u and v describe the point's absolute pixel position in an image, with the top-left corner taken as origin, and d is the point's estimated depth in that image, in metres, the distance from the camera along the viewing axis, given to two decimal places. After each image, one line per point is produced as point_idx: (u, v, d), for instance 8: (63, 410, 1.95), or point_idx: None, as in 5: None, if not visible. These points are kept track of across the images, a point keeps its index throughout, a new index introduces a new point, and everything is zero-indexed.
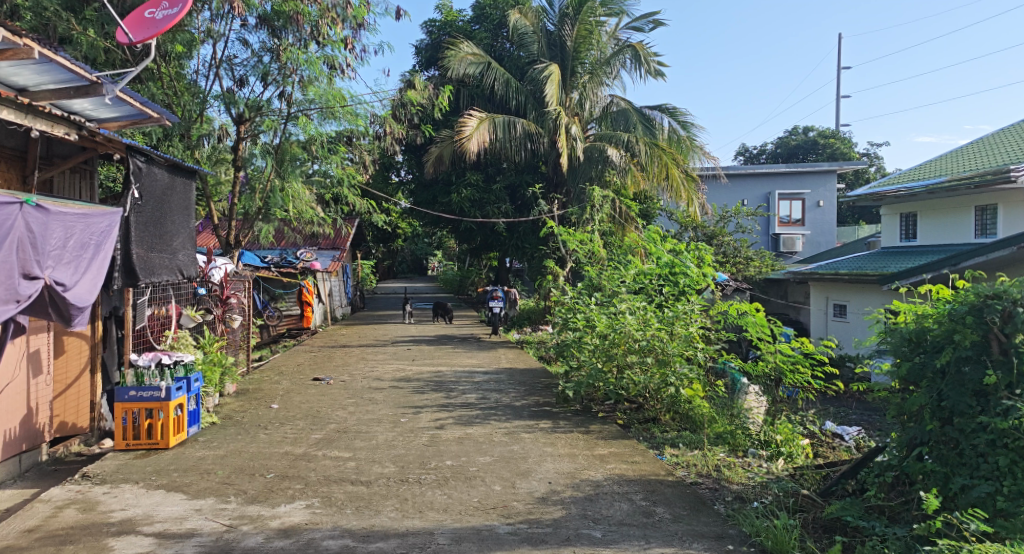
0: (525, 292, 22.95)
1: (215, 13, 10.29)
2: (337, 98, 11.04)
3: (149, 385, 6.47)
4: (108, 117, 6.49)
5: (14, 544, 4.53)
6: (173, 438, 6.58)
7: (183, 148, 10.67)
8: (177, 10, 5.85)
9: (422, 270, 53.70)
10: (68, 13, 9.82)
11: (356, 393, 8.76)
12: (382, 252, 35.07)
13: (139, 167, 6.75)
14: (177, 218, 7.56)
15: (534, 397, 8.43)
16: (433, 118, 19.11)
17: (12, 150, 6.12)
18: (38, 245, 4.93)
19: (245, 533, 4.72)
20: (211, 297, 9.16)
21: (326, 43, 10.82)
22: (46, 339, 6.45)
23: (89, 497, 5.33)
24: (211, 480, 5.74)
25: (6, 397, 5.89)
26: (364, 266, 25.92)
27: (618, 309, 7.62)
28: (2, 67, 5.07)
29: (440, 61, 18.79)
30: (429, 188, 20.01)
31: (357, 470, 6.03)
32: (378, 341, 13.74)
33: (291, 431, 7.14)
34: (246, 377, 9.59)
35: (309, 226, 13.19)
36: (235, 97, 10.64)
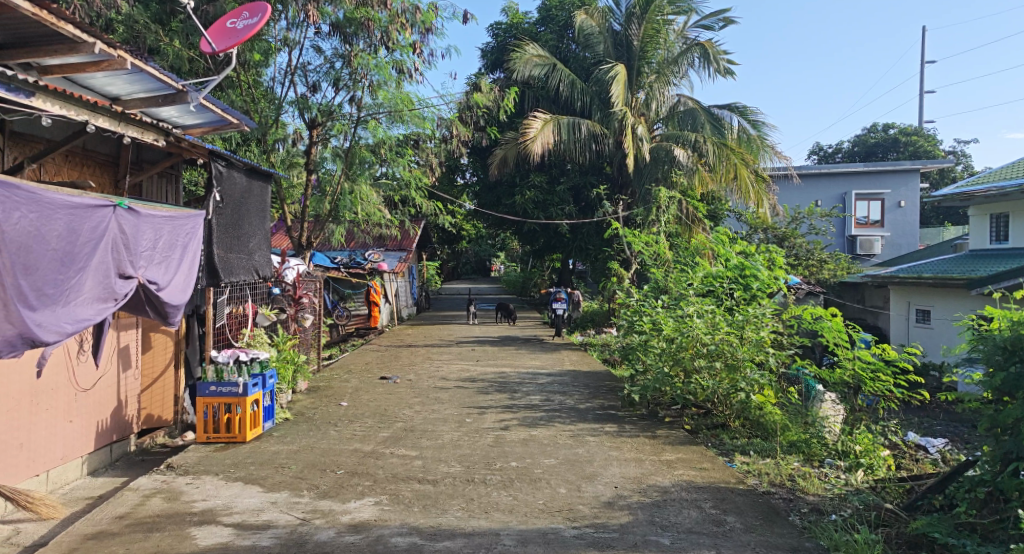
0: (588, 294, 22.82)
1: (291, 21, 10.64)
2: (405, 102, 11.25)
3: (229, 380, 6.77)
4: (191, 124, 6.86)
5: (106, 530, 4.78)
6: (250, 432, 6.83)
7: (260, 153, 11.07)
8: (258, 20, 6.10)
9: (486, 272, 54.17)
10: (157, 25, 10.32)
11: (422, 392, 8.88)
12: (446, 254, 35.55)
13: (220, 171, 7.04)
14: (254, 221, 7.85)
15: (599, 400, 8.36)
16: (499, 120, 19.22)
17: (106, 156, 6.47)
18: (130, 245, 5.23)
19: (317, 527, 4.85)
20: (285, 297, 9.46)
21: (394, 48, 11.05)
22: (135, 335, 6.82)
23: (173, 487, 5.59)
24: (285, 474, 5.94)
25: (99, 390, 6.27)
26: (430, 267, 26.27)
27: (686, 311, 7.48)
28: (98, 77, 5.49)
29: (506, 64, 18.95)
30: (493, 189, 20.13)
31: (423, 469, 6.11)
32: (443, 341, 13.90)
33: (360, 429, 7.30)
34: (317, 375, 9.86)
35: (376, 228, 13.44)
36: (309, 102, 11.01)
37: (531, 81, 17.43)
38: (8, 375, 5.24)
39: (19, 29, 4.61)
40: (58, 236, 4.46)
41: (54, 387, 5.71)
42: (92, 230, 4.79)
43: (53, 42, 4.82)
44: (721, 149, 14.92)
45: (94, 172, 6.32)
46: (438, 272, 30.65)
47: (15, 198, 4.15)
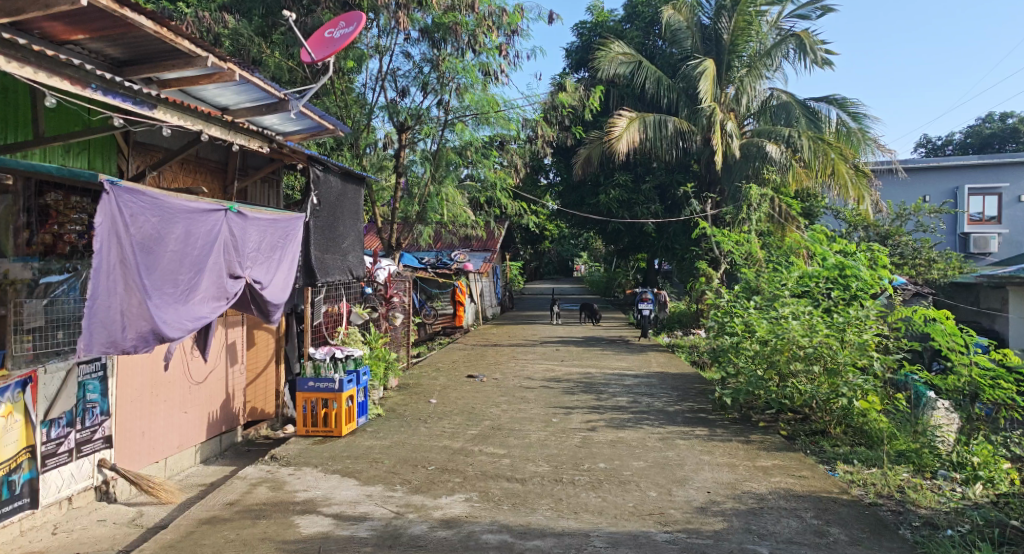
0: (674, 294, 22.38)
1: (382, 29, 10.97)
2: (491, 104, 11.46)
3: (325, 376, 7.05)
4: (292, 130, 7.20)
5: (218, 515, 5.06)
6: (346, 426, 7.08)
7: (352, 157, 11.46)
8: (354, 29, 6.33)
9: (568, 272, 54.06)
10: (260, 37, 10.88)
11: (509, 391, 8.95)
12: (529, 254, 35.74)
13: (317, 175, 7.35)
14: (349, 223, 8.14)
15: (688, 403, 8.18)
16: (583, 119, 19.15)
17: (216, 163, 6.87)
18: (238, 247, 5.57)
19: (411, 521, 4.98)
20: (376, 296, 9.75)
21: (481, 50, 11.24)
22: (241, 332, 7.25)
23: (277, 477, 5.88)
24: (380, 469, 6.12)
25: (210, 383, 6.72)
26: (513, 267, 26.48)
27: (781, 313, 7.20)
28: (210, 89, 5.85)
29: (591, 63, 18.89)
30: (577, 189, 20.10)
31: (512, 467, 6.15)
32: (527, 341, 13.96)
33: (449, 426, 7.43)
34: (407, 372, 10.11)
35: (462, 229, 13.64)
36: (398, 107, 11.31)
37: (617, 80, 17.35)
38: (132, 367, 5.70)
39: (145, 47, 4.94)
40: (177, 240, 4.79)
41: (171, 379, 6.17)
42: (205, 232, 5.10)
43: (172, 57, 5.15)
44: (816, 144, 14.28)
45: (207, 179, 6.74)
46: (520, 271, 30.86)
47: (141, 204, 4.45)
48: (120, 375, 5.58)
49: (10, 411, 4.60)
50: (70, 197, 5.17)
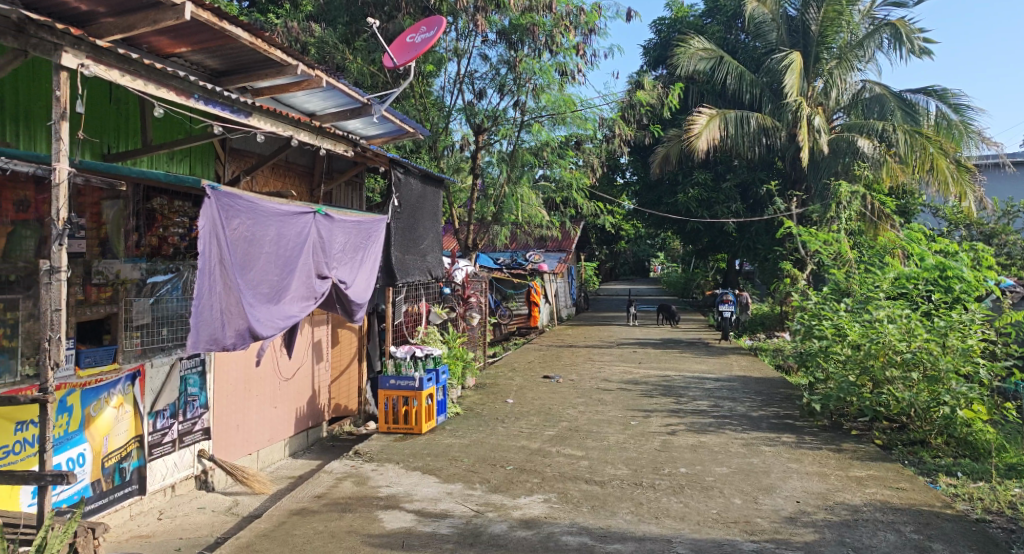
0: (756, 296, 21.69)
1: (461, 32, 11.10)
2: (568, 104, 11.52)
3: (406, 374, 7.20)
4: (374, 134, 7.43)
5: (307, 507, 5.24)
6: (425, 424, 7.21)
7: (430, 159, 11.67)
8: (435, 33, 6.42)
9: (644, 272, 53.28)
10: (343, 44, 11.24)
11: (586, 392, 8.89)
12: (603, 255, 35.47)
13: (399, 178, 7.51)
14: (428, 224, 8.27)
15: (773, 408, 7.90)
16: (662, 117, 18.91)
17: (304, 167, 7.14)
18: (325, 248, 5.75)
19: (491, 520, 5.00)
20: (454, 297, 9.89)
21: (558, 50, 11.27)
22: (327, 331, 7.52)
23: (361, 472, 6.04)
24: (459, 467, 6.20)
25: (298, 380, 7.01)
26: (587, 268, 26.34)
27: (875, 316, 6.89)
28: (299, 96, 6.09)
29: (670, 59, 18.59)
30: (654, 188, 19.84)
31: (590, 469, 6.10)
32: (604, 342, 13.84)
33: (526, 426, 7.44)
34: (483, 372, 10.21)
35: (538, 230, 13.67)
36: (475, 109, 11.43)
37: (697, 76, 17.01)
38: (227, 363, 6.01)
39: (241, 58, 5.17)
40: (269, 241, 4.97)
41: (264, 375, 6.48)
42: (293, 233, 5.27)
43: (265, 67, 5.36)
44: (913, 138, 13.57)
45: (296, 182, 7.01)
46: (595, 272, 30.66)
47: (238, 206, 4.61)
48: (217, 371, 5.89)
49: (122, 402, 4.94)
50: (173, 202, 5.51)
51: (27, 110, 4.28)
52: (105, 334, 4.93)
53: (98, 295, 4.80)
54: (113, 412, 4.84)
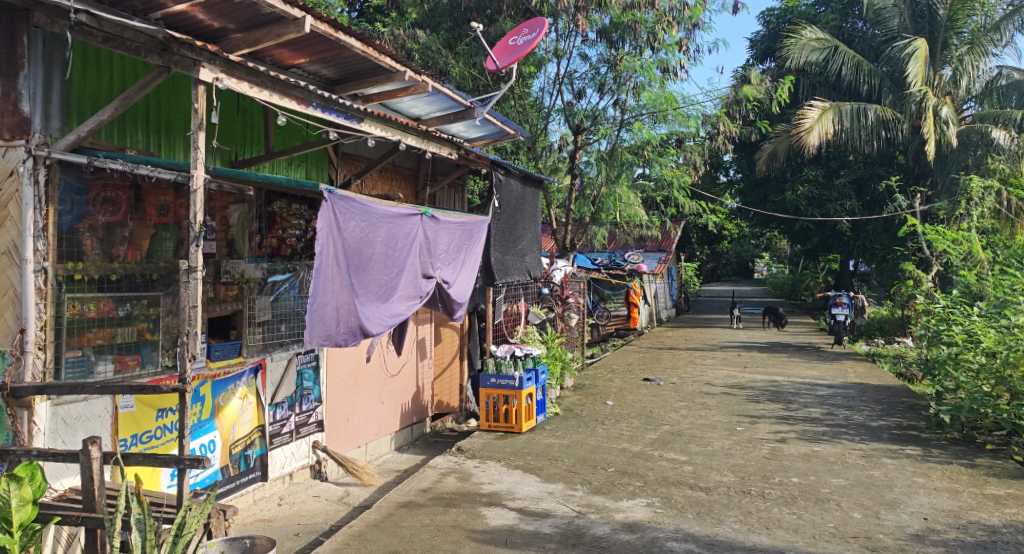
0: (873, 299, 20.41)
1: (561, 33, 11.13)
2: (669, 101, 11.29)
3: (507, 373, 7.29)
4: (476, 137, 7.59)
5: (414, 500, 5.39)
6: (526, 423, 7.26)
7: (529, 160, 11.77)
8: (537, 35, 6.43)
9: (747, 273, 51.41)
10: (446, 49, 11.56)
11: (688, 396, 8.68)
12: (705, 256, 34.53)
13: (500, 179, 7.60)
14: (527, 224, 8.33)
15: (895, 418, 7.42)
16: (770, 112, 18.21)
17: (410, 170, 7.38)
18: (430, 249, 5.91)
19: (594, 521, 4.97)
20: (553, 297, 9.92)
21: (661, 47, 11.13)
22: (429, 329, 7.75)
23: (464, 468, 6.16)
24: (560, 467, 6.19)
25: (403, 377, 7.28)
26: (688, 269, 25.74)
27: (1013, 322, 6.45)
28: (406, 101, 6.28)
29: (779, 52, 17.94)
30: (759, 186, 19.16)
31: (695, 475, 5.93)
32: (706, 345, 13.46)
33: (627, 429, 7.34)
34: (582, 373, 10.18)
35: (637, 229, 13.49)
36: (575, 109, 11.42)
37: (808, 68, 16.33)
38: (339, 359, 6.31)
39: (354, 66, 5.39)
40: (380, 242, 5.14)
41: (372, 371, 6.77)
42: (402, 234, 5.43)
43: (375, 74, 5.56)
44: None
45: (402, 185, 7.26)
46: (696, 273, 29.90)
47: (352, 210, 4.80)
48: (329, 367, 6.19)
49: (246, 394, 5.26)
50: (291, 205, 5.82)
51: (167, 120, 4.64)
52: (231, 329, 5.26)
53: (226, 293, 5.14)
54: (239, 402, 5.16)
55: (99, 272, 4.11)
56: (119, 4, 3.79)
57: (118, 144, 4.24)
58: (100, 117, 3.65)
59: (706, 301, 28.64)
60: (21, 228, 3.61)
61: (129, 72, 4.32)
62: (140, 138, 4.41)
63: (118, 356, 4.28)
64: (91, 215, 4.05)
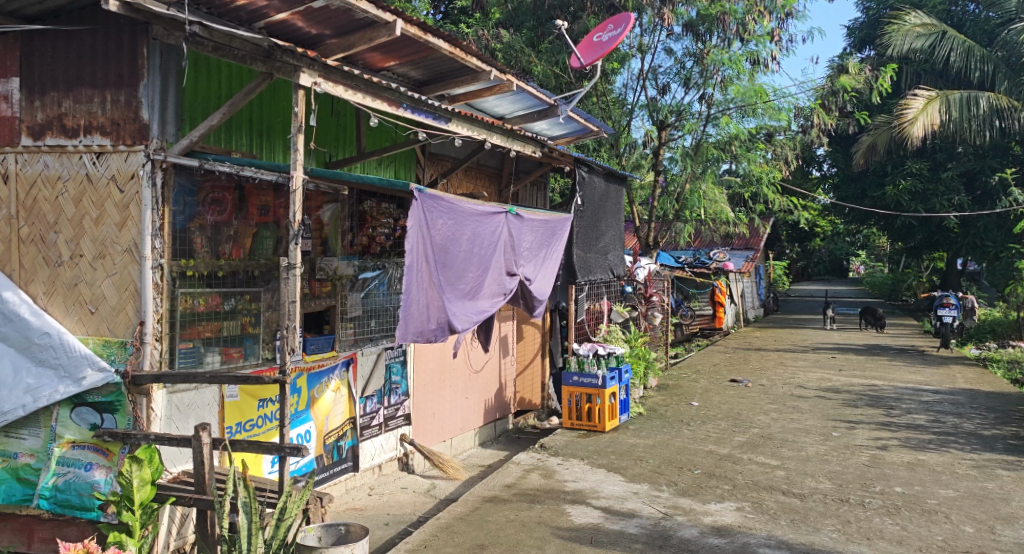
0: (983, 300, 19.05)
1: (645, 28, 10.99)
2: (759, 94, 10.94)
3: (589, 371, 7.24)
4: (559, 134, 7.59)
5: (499, 495, 5.45)
6: (609, 422, 7.21)
7: (610, 157, 11.69)
8: (622, 30, 6.34)
9: (841, 273, 49.07)
10: (529, 48, 11.62)
11: (778, 398, 8.37)
12: (795, 254, 33.21)
13: (583, 176, 7.56)
14: (610, 221, 8.26)
15: (1011, 428, 6.90)
16: (868, 103, 17.33)
17: (493, 168, 7.47)
18: (514, 247, 5.95)
19: (681, 524, 4.87)
20: (636, 295, 9.79)
21: (750, 39, 10.80)
22: (511, 327, 7.84)
23: (548, 465, 6.18)
24: (644, 467, 6.11)
25: (486, 373, 7.39)
26: (776, 268, 24.84)
27: None
28: (491, 100, 6.36)
29: (879, 39, 17.06)
30: (857, 180, 18.41)
31: (788, 480, 5.72)
32: (796, 346, 12.97)
33: (714, 430, 7.16)
34: (666, 372, 10.01)
35: (724, 227, 13.16)
36: (658, 105, 11.23)
37: (912, 54, 15.46)
38: (426, 355, 6.47)
39: (441, 67, 5.49)
40: (466, 240, 5.22)
41: (456, 367, 6.91)
42: (487, 232, 5.49)
43: (461, 74, 5.65)
44: None
45: (486, 183, 7.35)
46: (785, 272, 28.82)
47: (440, 209, 4.88)
48: (416, 362, 6.36)
49: (339, 386, 5.46)
50: (381, 204, 5.99)
51: (269, 124, 4.87)
52: (325, 324, 5.49)
53: (321, 289, 5.35)
54: (332, 395, 5.37)
55: (208, 268, 4.36)
56: (227, 15, 4.01)
57: (224, 147, 4.48)
58: (210, 122, 3.86)
59: (797, 300, 27.54)
60: (140, 228, 3.85)
61: (235, 79, 4.56)
62: (244, 141, 4.65)
63: (224, 347, 4.52)
64: (200, 215, 4.31)
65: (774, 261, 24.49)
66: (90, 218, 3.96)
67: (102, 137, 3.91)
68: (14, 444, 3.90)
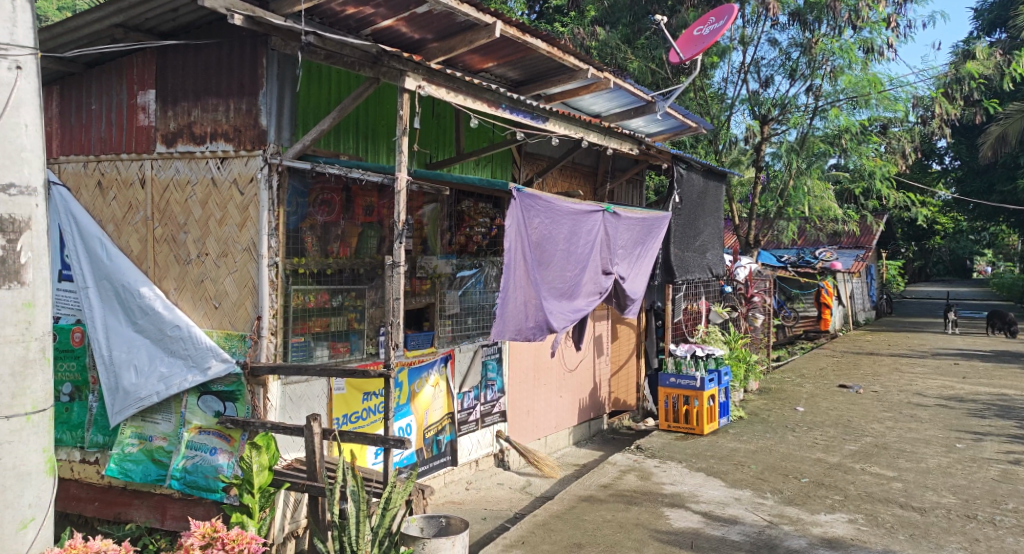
0: None
1: (748, 19, 10.65)
2: (873, 84, 10.36)
3: (687, 373, 7.09)
4: (656, 131, 7.47)
5: (595, 495, 5.41)
6: (707, 426, 7.00)
7: (709, 153, 11.40)
8: (723, 22, 6.14)
9: (963, 274, 45.56)
10: (626, 45, 11.54)
11: (893, 406, 7.87)
12: (911, 255, 31.15)
13: (681, 174, 7.38)
14: (709, 219, 8.04)
15: None
16: (997, 90, 16.05)
17: (589, 167, 7.45)
18: (610, 245, 5.89)
19: (787, 533, 4.67)
20: (737, 296, 9.48)
21: (864, 26, 10.26)
22: (606, 326, 7.77)
23: (644, 467, 6.08)
24: (747, 473, 5.90)
25: (581, 372, 7.37)
26: (891, 268, 23.36)
27: None
28: (587, 98, 6.34)
29: (1011, 20, 15.75)
30: (984, 174, 17.10)
31: (906, 493, 5.37)
32: (913, 351, 12.15)
33: (822, 437, 6.83)
34: (769, 376, 9.64)
35: (832, 224, 12.53)
36: (761, 98, 10.84)
37: None
38: (521, 353, 6.52)
39: (538, 67, 5.52)
40: (562, 239, 5.20)
41: (551, 365, 6.93)
42: (583, 231, 5.46)
43: (558, 74, 5.66)
44: None
45: (582, 182, 7.34)
46: (900, 272, 27.07)
47: (537, 208, 4.89)
48: (511, 360, 6.42)
49: (438, 382, 5.59)
50: (478, 204, 6.08)
51: (374, 127, 5.06)
52: (425, 321, 5.64)
53: (421, 287, 5.49)
54: (431, 390, 5.50)
55: (317, 267, 4.58)
56: (337, 24, 4.22)
57: (333, 151, 4.69)
58: (321, 126, 4.06)
59: (913, 303, 25.80)
60: (258, 228, 4.09)
61: (345, 85, 4.77)
62: (352, 145, 4.85)
63: (332, 342, 4.73)
64: (311, 215, 4.53)
65: (888, 261, 23.06)
66: (215, 219, 4.24)
67: (226, 143, 4.19)
68: (150, 428, 4.24)
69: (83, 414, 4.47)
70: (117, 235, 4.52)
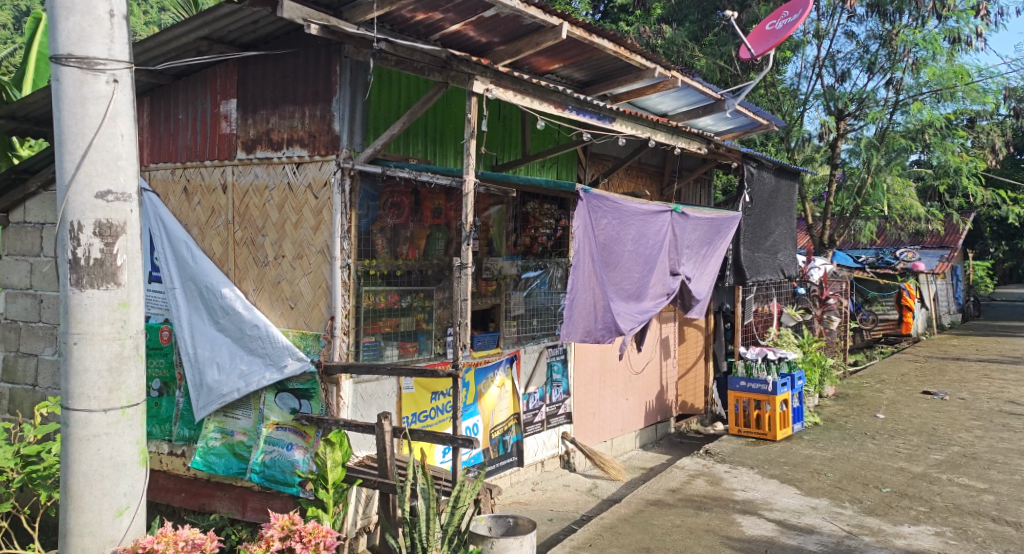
0: None
1: (823, 12, 10.30)
2: (959, 75, 9.83)
3: (758, 377, 6.89)
4: (725, 129, 7.30)
5: (663, 499, 5.33)
6: (780, 431, 6.79)
7: (780, 151, 11.08)
8: (798, 16, 5.91)
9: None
10: (693, 42, 11.36)
11: (983, 415, 7.44)
12: (1001, 255, 29.38)
13: (752, 172, 7.19)
14: (781, 219, 7.80)
15: None
16: None
17: (655, 167, 7.35)
18: (678, 245, 5.79)
19: (868, 545, 4.48)
20: (811, 298, 9.16)
21: (950, 15, 9.77)
22: (673, 328, 7.65)
23: (714, 472, 5.95)
24: (823, 481, 5.69)
25: (647, 374, 7.27)
26: (979, 269, 22.09)
27: None
28: (654, 97, 6.25)
29: None
30: None
31: (998, 506, 5.06)
32: (1005, 356, 11.43)
33: (904, 446, 6.52)
34: (845, 381, 9.27)
35: (914, 223, 11.96)
36: (837, 93, 10.43)
37: None
38: (586, 354, 6.48)
39: (604, 67, 5.47)
40: (630, 240, 5.14)
41: (617, 367, 6.86)
42: (651, 232, 5.38)
43: (625, 73, 5.61)
44: None
45: (648, 183, 7.25)
46: (989, 274, 25.53)
47: (604, 208, 4.85)
48: (577, 361, 6.39)
49: (504, 382, 5.62)
50: (543, 205, 6.09)
51: (442, 131, 5.13)
52: (490, 322, 5.68)
53: (486, 288, 5.53)
54: (497, 390, 5.54)
55: (388, 268, 4.68)
56: (407, 31, 4.31)
57: (403, 154, 4.78)
58: (392, 131, 4.14)
59: (1004, 306, 24.32)
60: (332, 230, 4.21)
61: (414, 91, 4.86)
62: (420, 149, 4.93)
63: (401, 342, 4.82)
64: (382, 218, 4.63)
65: (975, 262, 21.81)
66: (291, 222, 4.40)
67: (301, 149, 4.33)
68: (231, 423, 4.43)
69: (171, 408, 4.70)
70: (201, 238, 4.75)
